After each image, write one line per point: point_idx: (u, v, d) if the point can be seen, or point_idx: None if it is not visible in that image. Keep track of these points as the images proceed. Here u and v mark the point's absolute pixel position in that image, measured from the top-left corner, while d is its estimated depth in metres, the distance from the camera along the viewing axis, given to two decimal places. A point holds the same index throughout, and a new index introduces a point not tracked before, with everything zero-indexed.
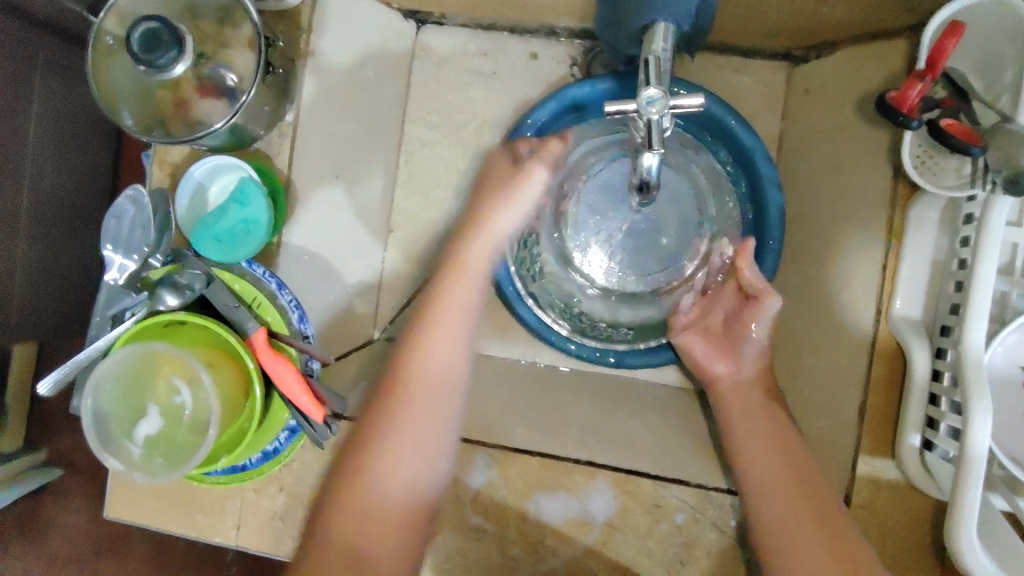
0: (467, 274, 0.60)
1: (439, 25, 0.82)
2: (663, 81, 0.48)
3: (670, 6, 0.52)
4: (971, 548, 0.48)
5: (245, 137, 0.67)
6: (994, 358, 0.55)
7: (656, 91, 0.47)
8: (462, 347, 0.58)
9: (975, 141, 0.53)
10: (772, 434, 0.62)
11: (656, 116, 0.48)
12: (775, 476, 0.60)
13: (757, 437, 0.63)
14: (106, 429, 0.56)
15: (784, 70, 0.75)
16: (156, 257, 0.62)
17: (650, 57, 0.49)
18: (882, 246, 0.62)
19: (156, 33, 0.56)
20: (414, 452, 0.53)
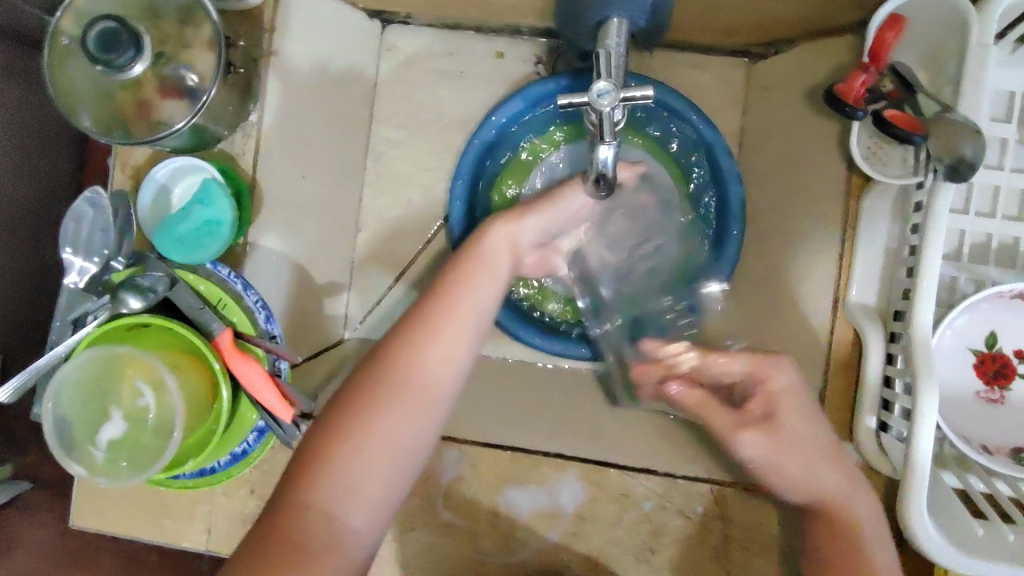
0: (480, 268, 0.57)
1: (405, 25, 0.82)
2: (612, 75, 0.49)
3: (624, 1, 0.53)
4: (922, 527, 0.49)
5: (207, 138, 0.66)
6: (943, 338, 0.57)
7: (606, 83, 0.48)
8: (468, 338, 0.54)
9: (917, 129, 0.55)
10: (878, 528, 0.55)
11: (608, 108, 0.48)
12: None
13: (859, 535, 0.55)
14: (68, 432, 0.56)
15: (744, 69, 0.76)
16: (117, 259, 0.62)
17: (600, 51, 0.50)
18: (838, 237, 0.64)
19: (114, 33, 0.55)
20: (407, 418, 0.51)
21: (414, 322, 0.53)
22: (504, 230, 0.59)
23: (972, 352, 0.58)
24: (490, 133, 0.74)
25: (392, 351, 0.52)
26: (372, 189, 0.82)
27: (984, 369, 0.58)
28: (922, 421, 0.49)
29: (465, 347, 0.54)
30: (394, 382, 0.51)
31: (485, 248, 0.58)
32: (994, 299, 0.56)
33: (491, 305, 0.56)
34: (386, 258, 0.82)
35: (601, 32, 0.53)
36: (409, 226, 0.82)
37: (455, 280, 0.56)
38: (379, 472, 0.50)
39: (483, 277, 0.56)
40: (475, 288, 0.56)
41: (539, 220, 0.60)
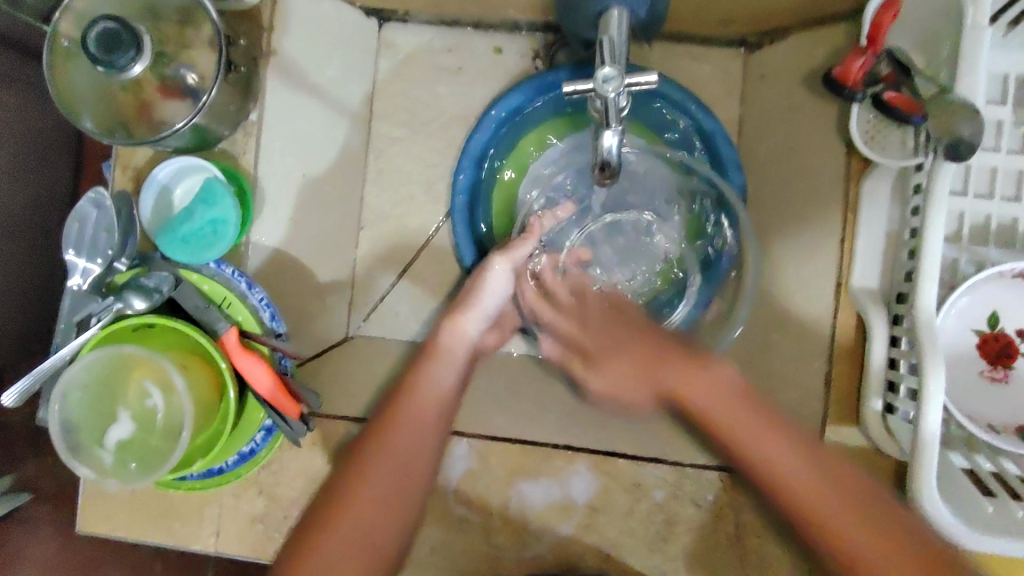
0: (436, 364, 0.61)
1: (403, 22, 0.82)
2: (617, 62, 0.49)
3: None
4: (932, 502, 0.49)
5: (210, 137, 0.66)
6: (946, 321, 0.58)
7: (611, 69, 0.48)
8: (433, 428, 0.57)
9: (914, 110, 0.56)
10: (736, 406, 0.55)
11: (613, 95, 0.48)
12: (791, 458, 0.52)
13: (722, 421, 0.55)
14: (75, 433, 0.55)
15: (741, 58, 0.77)
16: (120, 260, 0.62)
17: (603, 40, 0.49)
18: (839, 224, 0.64)
19: (115, 35, 0.55)
20: (380, 506, 0.53)
21: (384, 417, 0.57)
22: (453, 331, 0.63)
23: (976, 333, 0.58)
24: (491, 127, 0.74)
25: (365, 450, 0.55)
26: (374, 187, 0.83)
27: (988, 348, 0.58)
28: (931, 406, 0.49)
29: (428, 437, 0.57)
30: (366, 469, 0.54)
31: (444, 347, 0.62)
32: (996, 279, 0.57)
33: (451, 403, 0.60)
34: (389, 256, 0.82)
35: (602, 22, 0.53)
36: (411, 224, 0.82)
37: (416, 379, 0.59)
38: (355, 560, 0.50)
39: (425, 408, 0.58)
40: (432, 411, 0.58)
41: (474, 314, 0.65)
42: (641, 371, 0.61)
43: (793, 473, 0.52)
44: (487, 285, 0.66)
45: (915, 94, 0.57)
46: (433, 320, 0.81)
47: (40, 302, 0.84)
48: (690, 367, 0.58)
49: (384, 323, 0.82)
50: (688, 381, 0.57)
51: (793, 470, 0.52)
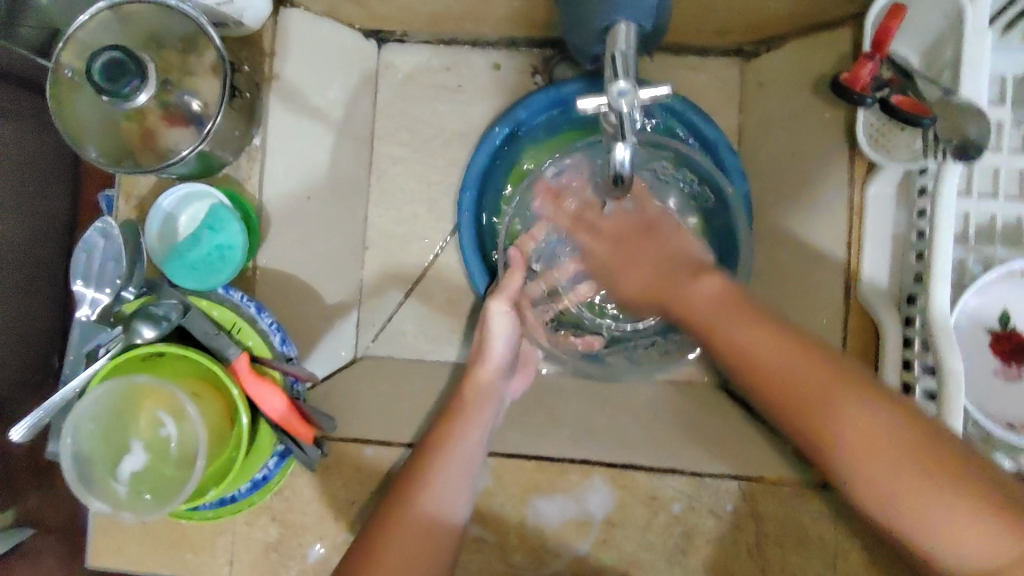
0: (462, 421, 0.62)
1: (402, 43, 0.82)
2: (629, 73, 0.49)
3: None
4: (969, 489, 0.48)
5: (213, 163, 0.66)
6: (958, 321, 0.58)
7: (626, 83, 0.47)
8: (455, 488, 0.59)
9: (924, 113, 0.55)
10: (726, 308, 0.56)
11: (627, 109, 0.48)
12: (772, 349, 0.53)
13: (707, 323, 0.56)
14: (87, 465, 0.54)
15: (737, 66, 0.78)
16: (128, 288, 0.61)
17: (614, 53, 0.49)
18: (846, 224, 0.64)
19: (121, 63, 0.55)
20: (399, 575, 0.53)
21: (409, 478, 0.58)
22: (475, 385, 0.65)
23: (989, 331, 0.58)
24: (494, 143, 0.75)
25: (388, 515, 0.56)
26: (375, 206, 0.82)
27: (1000, 346, 0.58)
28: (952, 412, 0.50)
29: (447, 499, 0.58)
30: (386, 535, 0.55)
31: (469, 400, 0.64)
32: (1004, 278, 0.57)
33: (476, 458, 0.61)
34: (395, 274, 0.82)
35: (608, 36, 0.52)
36: (416, 242, 0.82)
37: (442, 438, 0.60)
38: None
39: (456, 462, 0.59)
40: (462, 459, 0.60)
41: (491, 362, 0.67)
42: (653, 282, 0.61)
43: (767, 369, 0.52)
44: (493, 329, 0.67)
45: (922, 98, 0.57)
46: (441, 337, 0.81)
47: (42, 332, 0.82)
48: (686, 275, 0.59)
49: (391, 343, 0.81)
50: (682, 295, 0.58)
51: (777, 362, 0.52)
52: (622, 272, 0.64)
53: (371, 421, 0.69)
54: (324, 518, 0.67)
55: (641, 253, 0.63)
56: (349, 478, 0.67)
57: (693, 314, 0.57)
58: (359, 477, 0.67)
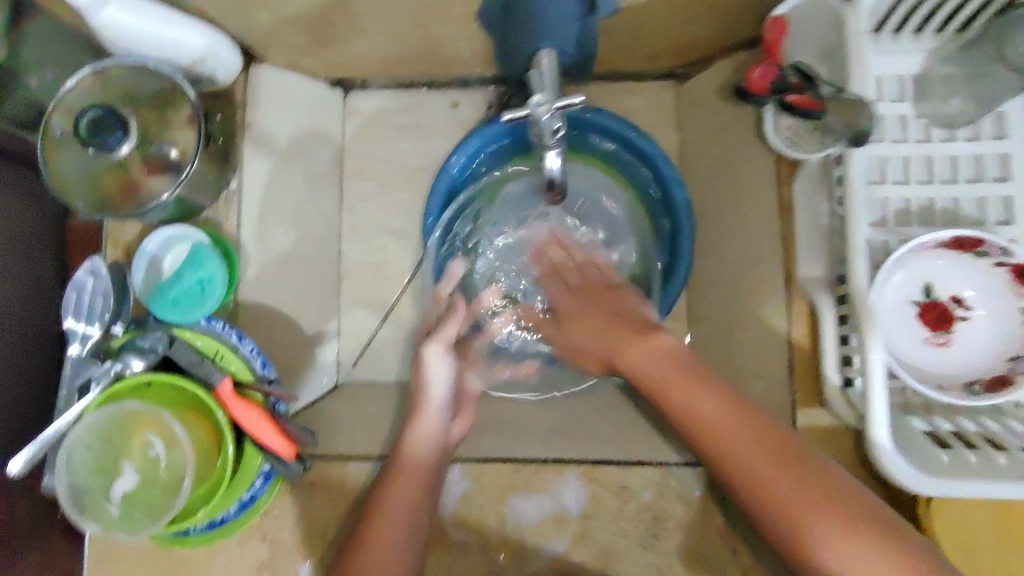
0: (409, 461, 0.64)
1: (364, 89, 0.87)
2: (546, 87, 0.54)
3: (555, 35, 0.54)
4: (892, 458, 0.53)
5: (194, 208, 0.71)
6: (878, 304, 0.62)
7: (540, 96, 0.53)
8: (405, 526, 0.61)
9: (814, 107, 0.60)
10: (680, 376, 0.57)
11: (546, 116, 0.53)
12: (752, 461, 0.51)
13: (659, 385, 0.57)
14: (82, 493, 0.58)
15: (673, 88, 0.85)
16: (117, 324, 0.66)
17: (533, 72, 0.54)
18: (778, 221, 0.70)
19: (100, 120, 0.62)
20: None
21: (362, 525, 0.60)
22: (415, 434, 0.65)
23: (916, 305, 0.63)
24: (454, 172, 0.81)
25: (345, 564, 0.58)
26: (349, 239, 0.88)
27: (927, 316, 0.63)
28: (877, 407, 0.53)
29: (400, 536, 0.60)
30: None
31: (411, 465, 0.64)
32: (920, 253, 0.62)
33: (422, 512, 0.63)
34: (370, 302, 0.87)
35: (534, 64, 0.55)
36: (389, 270, 0.87)
37: (386, 483, 0.62)
38: None
39: (403, 502, 0.61)
40: (410, 510, 0.62)
41: (435, 408, 0.67)
42: (597, 336, 0.65)
43: (740, 460, 0.52)
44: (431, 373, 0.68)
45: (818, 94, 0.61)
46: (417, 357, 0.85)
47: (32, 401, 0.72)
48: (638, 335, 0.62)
49: (370, 366, 0.86)
50: (630, 353, 0.60)
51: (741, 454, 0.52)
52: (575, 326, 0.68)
53: (357, 441, 0.74)
54: (312, 534, 0.70)
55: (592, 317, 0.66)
56: (336, 494, 0.71)
57: (640, 375, 0.59)
58: (347, 493, 0.71)
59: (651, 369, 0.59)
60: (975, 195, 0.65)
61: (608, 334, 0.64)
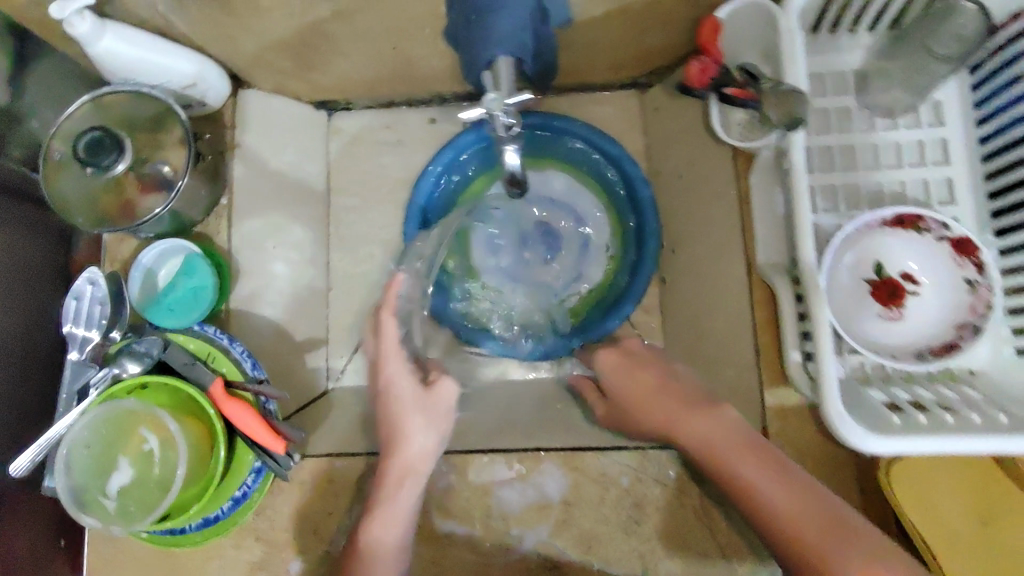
0: (379, 520, 0.63)
1: (347, 110, 0.93)
2: (500, 86, 0.59)
3: (507, 42, 0.58)
4: (864, 441, 0.54)
5: (186, 223, 0.76)
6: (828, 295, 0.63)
7: (491, 94, 0.57)
8: None
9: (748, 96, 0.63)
10: (745, 447, 0.56)
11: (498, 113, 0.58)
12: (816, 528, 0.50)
13: (713, 454, 0.57)
14: (81, 492, 0.61)
15: (637, 96, 0.90)
16: (114, 330, 0.69)
17: (487, 74, 0.59)
18: (737, 212, 0.72)
19: (98, 141, 0.66)
20: None
21: None
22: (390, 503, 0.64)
23: (868, 283, 0.67)
24: (431, 180, 0.85)
25: None
26: (336, 251, 0.92)
27: (879, 293, 0.66)
28: (829, 388, 0.55)
29: None
30: None
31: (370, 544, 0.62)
32: (866, 232, 0.65)
33: None
34: (356, 310, 0.91)
35: (494, 72, 0.59)
36: (375, 278, 0.92)
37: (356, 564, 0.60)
38: None
39: None
40: None
41: (417, 437, 0.66)
42: (648, 397, 0.66)
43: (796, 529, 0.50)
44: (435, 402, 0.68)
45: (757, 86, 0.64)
46: None
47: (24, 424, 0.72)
48: (699, 408, 0.61)
49: (359, 371, 0.89)
50: (690, 425, 0.60)
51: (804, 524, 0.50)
52: (619, 379, 0.70)
53: (346, 441, 0.77)
54: (304, 531, 0.72)
55: (635, 376, 0.69)
56: (325, 491, 0.73)
57: (698, 447, 0.58)
58: (334, 488, 0.74)
59: (724, 446, 0.56)
60: (919, 178, 0.69)
61: (668, 407, 0.63)
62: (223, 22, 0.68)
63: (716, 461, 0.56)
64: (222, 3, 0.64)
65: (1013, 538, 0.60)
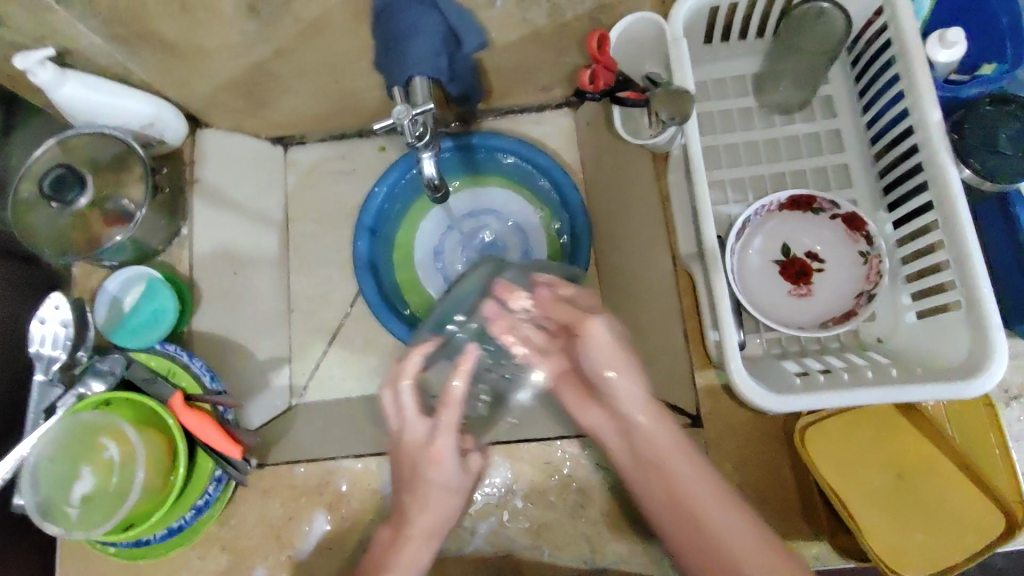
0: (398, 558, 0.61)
1: (302, 143, 1.00)
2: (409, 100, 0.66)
3: (423, 64, 0.65)
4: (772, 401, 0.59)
5: (147, 251, 0.82)
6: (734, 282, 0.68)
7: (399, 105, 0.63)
8: None
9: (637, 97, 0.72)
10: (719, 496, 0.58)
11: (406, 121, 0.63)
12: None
13: (685, 502, 0.58)
14: (48, 503, 0.65)
15: (570, 114, 0.97)
16: (81, 350, 0.74)
17: (394, 91, 0.67)
18: (661, 212, 0.76)
19: (62, 177, 0.73)
20: None
21: None
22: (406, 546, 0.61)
23: (778, 263, 0.72)
24: (379, 200, 0.92)
25: None
26: (297, 274, 0.98)
27: (788, 272, 0.72)
28: (731, 353, 0.60)
29: None
30: None
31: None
32: (768, 215, 0.71)
33: None
34: (317, 328, 0.96)
35: (410, 90, 0.66)
36: (335, 298, 0.97)
37: None
38: None
39: None
40: None
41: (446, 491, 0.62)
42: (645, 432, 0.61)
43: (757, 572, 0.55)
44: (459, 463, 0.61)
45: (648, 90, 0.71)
46: (364, 375, 0.94)
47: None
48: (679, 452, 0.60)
49: (322, 387, 0.94)
50: (668, 471, 0.59)
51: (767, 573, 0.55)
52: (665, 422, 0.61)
53: (307, 449, 0.81)
54: (267, 536, 0.75)
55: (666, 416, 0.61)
56: (287, 497, 0.76)
57: (670, 490, 0.59)
58: (295, 493, 0.77)
59: (717, 507, 0.57)
60: (818, 166, 0.75)
61: (656, 447, 0.61)
62: (174, 65, 0.75)
63: (692, 503, 0.58)
64: (169, 49, 0.71)
65: (924, 489, 0.65)
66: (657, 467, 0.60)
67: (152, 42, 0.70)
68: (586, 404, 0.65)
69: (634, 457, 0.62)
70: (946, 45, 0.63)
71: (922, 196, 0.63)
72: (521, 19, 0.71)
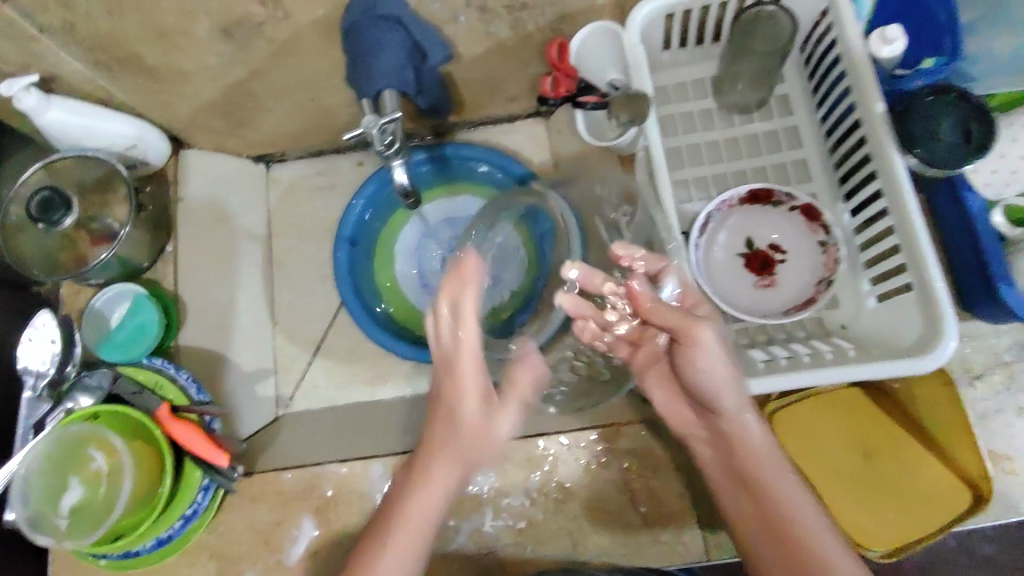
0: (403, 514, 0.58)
1: (283, 161, 1.02)
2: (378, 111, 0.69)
3: (389, 78, 0.68)
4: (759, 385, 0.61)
5: (135, 267, 0.86)
6: (697, 275, 0.71)
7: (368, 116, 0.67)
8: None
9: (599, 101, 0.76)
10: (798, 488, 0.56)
11: (376, 130, 0.67)
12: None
13: (766, 500, 0.57)
14: (36, 515, 0.66)
15: (542, 122, 1.00)
16: (69, 365, 0.76)
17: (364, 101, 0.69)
18: None
19: (48, 199, 0.75)
20: None
21: None
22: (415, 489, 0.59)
23: (743, 257, 0.74)
24: (358, 213, 0.94)
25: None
26: (279, 287, 0.99)
27: (752, 264, 0.74)
28: None
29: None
30: None
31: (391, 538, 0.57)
32: (728, 212, 0.74)
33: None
34: (300, 339, 0.97)
35: (380, 102, 0.69)
36: (318, 308, 0.98)
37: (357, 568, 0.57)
38: None
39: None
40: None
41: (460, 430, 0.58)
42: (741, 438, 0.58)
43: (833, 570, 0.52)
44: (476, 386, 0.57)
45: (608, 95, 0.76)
46: (348, 383, 0.95)
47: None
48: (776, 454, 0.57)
49: (307, 397, 0.95)
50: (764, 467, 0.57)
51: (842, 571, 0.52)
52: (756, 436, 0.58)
53: (292, 457, 0.82)
54: (255, 543, 0.77)
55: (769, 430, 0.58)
56: (273, 503, 0.78)
57: (753, 488, 0.58)
58: (281, 500, 0.78)
59: (798, 508, 0.55)
60: (777, 162, 0.78)
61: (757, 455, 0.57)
62: (155, 88, 0.78)
63: (772, 495, 0.56)
64: (149, 73, 0.74)
65: (893, 469, 0.67)
66: (750, 486, 0.57)
67: (132, 67, 0.73)
68: (682, 405, 0.63)
69: (729, 468, 0.60)
70: (886, 41, 0.66)
71: (872, 185, 0.66)
72: (485, 32, 0.75)
